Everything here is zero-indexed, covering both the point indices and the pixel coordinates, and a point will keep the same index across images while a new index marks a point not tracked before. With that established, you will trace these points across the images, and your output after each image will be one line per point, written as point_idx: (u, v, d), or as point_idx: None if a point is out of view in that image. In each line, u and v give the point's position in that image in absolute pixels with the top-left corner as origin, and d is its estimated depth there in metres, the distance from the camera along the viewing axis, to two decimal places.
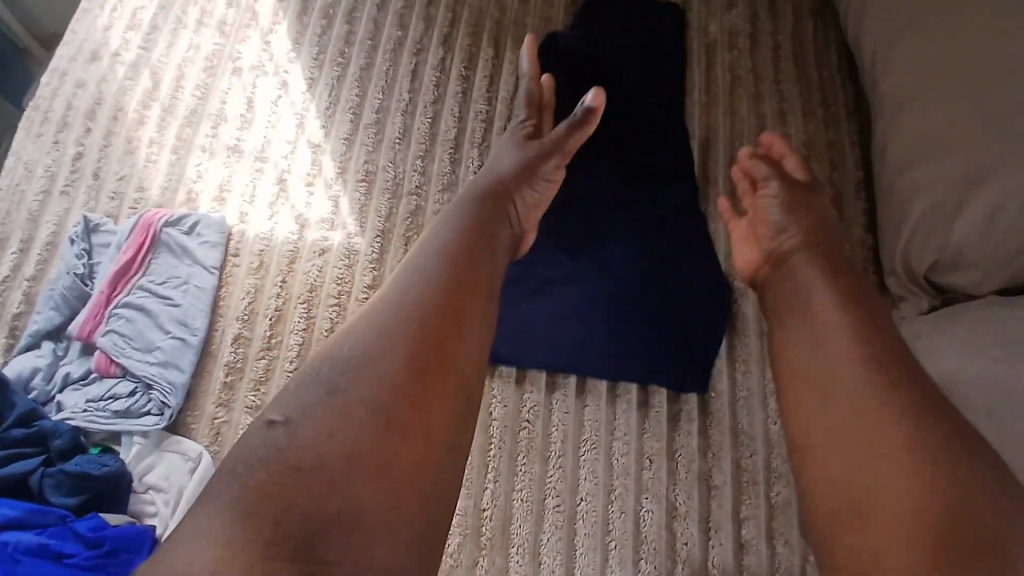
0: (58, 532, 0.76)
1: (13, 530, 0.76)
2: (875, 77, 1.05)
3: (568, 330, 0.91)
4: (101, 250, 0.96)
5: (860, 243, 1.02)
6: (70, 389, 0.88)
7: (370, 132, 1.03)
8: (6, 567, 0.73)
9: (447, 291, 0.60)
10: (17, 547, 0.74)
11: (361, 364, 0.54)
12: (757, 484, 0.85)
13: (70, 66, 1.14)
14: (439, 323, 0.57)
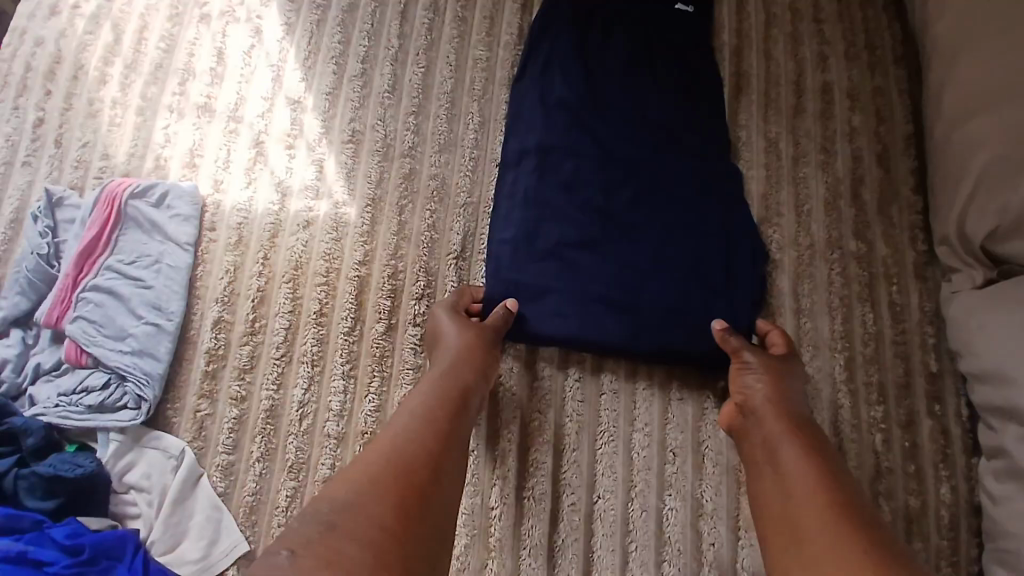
0: (33, 539, 0.68)
1: None
2: (930, 14, 0.91)
3: (592, 296, 0.81)
4: (67, 227, 0.87)
5: (909, 206, 0.91)
6: (42, 381, 0.81)
7: (356, 86, 0.91)
8: None
9: (439, 408, 0.64)
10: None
11: (353, 469, 0.56)
12: None
13: (22, 19, 1.02)
14: (434, 435, 0.61)
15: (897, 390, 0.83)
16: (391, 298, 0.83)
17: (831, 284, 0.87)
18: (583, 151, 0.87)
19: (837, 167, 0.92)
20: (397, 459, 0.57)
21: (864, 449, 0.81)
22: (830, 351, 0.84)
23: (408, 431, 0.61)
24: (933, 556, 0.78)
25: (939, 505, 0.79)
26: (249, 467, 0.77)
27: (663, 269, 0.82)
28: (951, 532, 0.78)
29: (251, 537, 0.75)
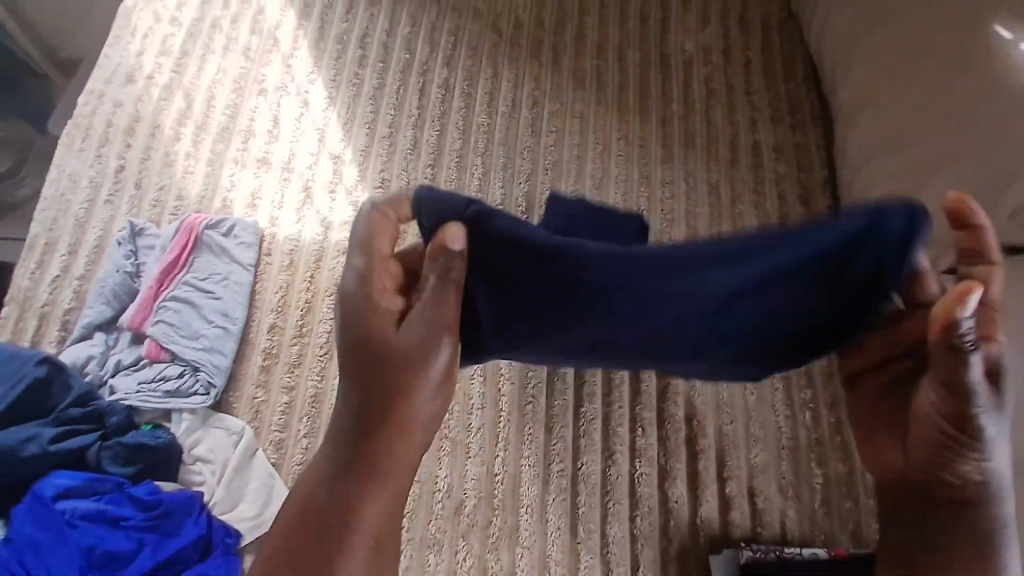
0: (113, 499, 0.87)
1: (74, 498, 0.86)
2: (836, 88, 1.21)
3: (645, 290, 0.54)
4: (146, 251, 1.07)
5: None
6: (122, 374, 0.98)
7: (385, 144, 1.15)
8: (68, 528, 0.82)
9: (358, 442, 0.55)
10: (75, 513, 0.84)
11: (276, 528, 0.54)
12: (738, 447, 0.96)
13: (101, 85, 1.26)
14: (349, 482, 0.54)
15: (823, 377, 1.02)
16: None
17: None
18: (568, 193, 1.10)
19: (767, 204, 1.16)
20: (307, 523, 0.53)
21: (798, 425, 0.97)
22: None
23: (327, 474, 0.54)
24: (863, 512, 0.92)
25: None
26: (297, 442, 0.95)
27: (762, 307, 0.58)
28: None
29: None
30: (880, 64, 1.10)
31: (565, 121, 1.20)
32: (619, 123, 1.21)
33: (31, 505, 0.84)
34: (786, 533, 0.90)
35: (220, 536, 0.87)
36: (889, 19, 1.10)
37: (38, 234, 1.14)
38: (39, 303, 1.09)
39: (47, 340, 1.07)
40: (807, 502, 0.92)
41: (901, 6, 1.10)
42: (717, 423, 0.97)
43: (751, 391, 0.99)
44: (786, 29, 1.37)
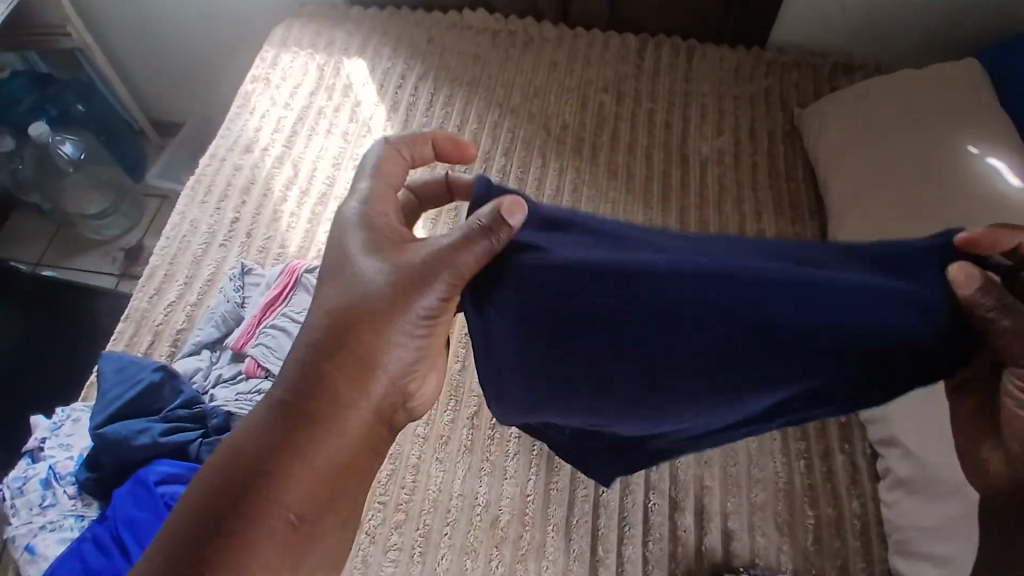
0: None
1: (172, 483, 1.01)
2: (829, 191, 1.45)
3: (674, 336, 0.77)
4: (251, 286, 1.30)
5: None
6: (221, 385, 1.18)
7: (450, 216, 1.41)
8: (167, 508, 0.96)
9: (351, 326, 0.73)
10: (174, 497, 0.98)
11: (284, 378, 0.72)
12: (740, 487, 1.10)
13: (224, 152, 1.55)
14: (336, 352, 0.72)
15: (817, 432, 1.17)
16: (464, 348, 1.23)
17: None
18: None
19: None
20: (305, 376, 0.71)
21: (794, 472, 1.12)
22: None
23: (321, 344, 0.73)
24: (851, 554, 1.05)
25: (853, 517, 1.08)
26: None
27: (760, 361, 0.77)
28: (863, 537, 1.06)
29: (359, 502, 1.07)
30: (866, 180, 1.36)
31: (599, 205, 1.44)
32: (645, 208, 1.44)
33: (135, 487, 0.99)
34: (781, 564, 1.03)
35: None
36: (877, 149, 1.39)
37: (161, 267, 1.39)
38: (154, 322, 1.31)
39: (157, 353, 1.28)
40: (800, 538, 1.06)
41: (885, 140, 1.39)
42: (722, 465, 1.12)
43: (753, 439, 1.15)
44: (790, 140, 1.63)
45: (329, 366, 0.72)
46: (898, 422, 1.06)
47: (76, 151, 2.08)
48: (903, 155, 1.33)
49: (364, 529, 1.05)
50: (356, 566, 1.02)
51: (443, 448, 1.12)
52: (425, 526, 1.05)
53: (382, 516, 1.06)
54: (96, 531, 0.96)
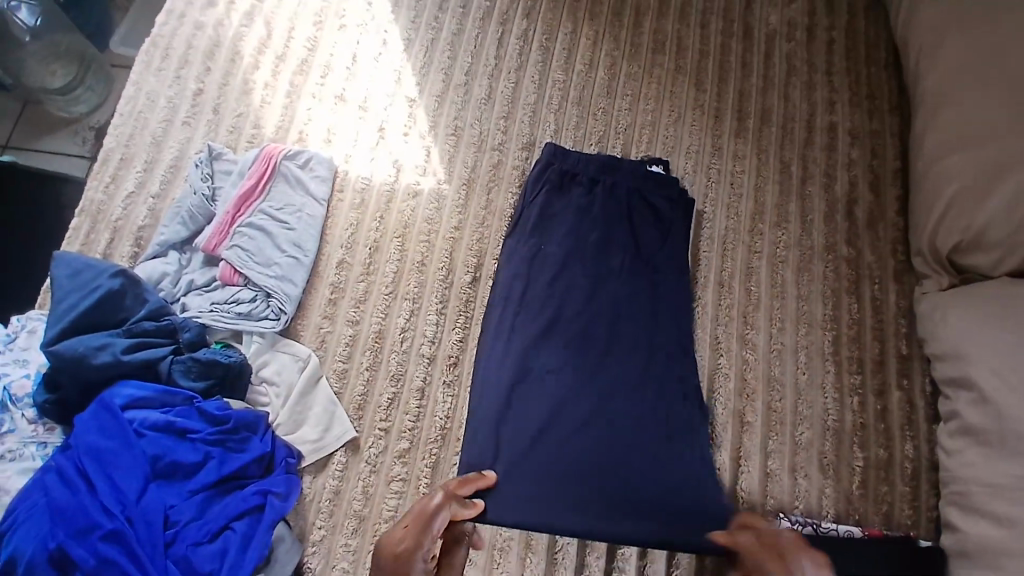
0: (182, 412, 0.91)
1: (142, 408, 0.90)
2: (918, 80, 1.15)
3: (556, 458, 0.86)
4: (223, 175, 1.09)
5: (890, 225, 1.13)
6: (194, 294, 1.02)
7: (459, 92, 1.14)
8: (132, 439, 0.87)
9: None
10: (144, 423, 0.88)
11: None
12: (783, 424, 0.98)
13: (182, 5, 1.25)
14: None
15: (873, 365, 1.03)
16: (476, 257, 1.03)
17: (825, 277, 1.06)
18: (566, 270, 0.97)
19: (838, 187, 1.13)
20: None
21: (843, 409, 1.00)
22: (822, 329, 1.03)
23: None
24: (897, 499, 0.95)
25: (904, 459, 0.97)
26: (359, 374, 0.98)
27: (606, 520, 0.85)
28: (913, 482, 0.96)
29: (357, 428, 0.95)
30: (964, 69, 1.06)
31: (642, 85, 1.17)
32: (696, 91, 1.17)
33: (97, 413, 0.88)
34: (820, 506, 0.95)
35: (282, 456, 0.92)
36: (978, 32, 1.07)
37: (115, 149, 1.17)
38: (113, 217, 1.12)
39: (118, 254, 1.10)
40: (844, 481, 0.97)
41: (992, 17, 1.06)
42: (766, 401, 0.99)
43: (802, 372, 1.00)
44: (876, 10, 1.31)
45: None
46: (977, 362, 0.89)
47: (34, 18, 1.55)
48: (1011, 40, 1.02)
49: (364, 456, 0.94)
50: (355, 497, 0.92)
51: (450, 373, 0.98)
52: (432, 458, 0.93)
53: (383, 446, 0.94)
54: (58, 460, 0.85)
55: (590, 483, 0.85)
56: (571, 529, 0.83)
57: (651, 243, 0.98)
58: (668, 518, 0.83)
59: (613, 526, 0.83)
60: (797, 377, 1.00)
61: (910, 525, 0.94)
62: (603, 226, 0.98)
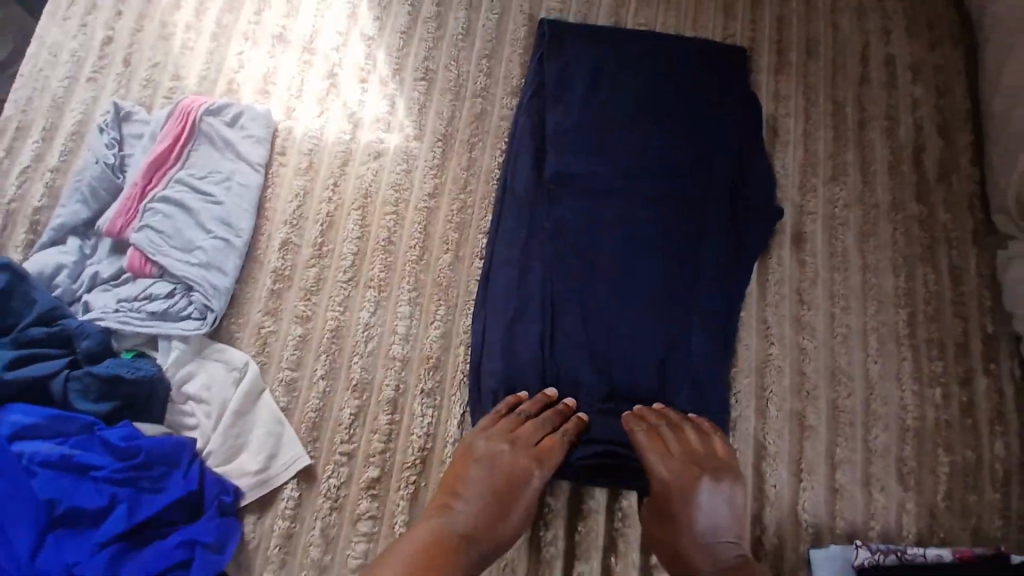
0: (81, 442, 0.70)
1: (33, 439, 0.69)
2: (985, 8, 0.89)
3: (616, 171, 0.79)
4: (133, 140, 0.87)
5: (961, 178, 0.89)
6: (99, 290, 0.80)
7: (430, 27, 0.91)
8: (23, 478, 0.66)
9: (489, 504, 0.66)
10: (35, 460, 0.68)
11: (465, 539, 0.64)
12: (854, 426, 0.77)
13: None
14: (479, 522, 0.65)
15: (955, 349, 0.81)
16: (459, 231, 0.81)
17: (895, 242, 0.85)
18: (614, 160, 0.79)
19: (902, 132, 0.91)
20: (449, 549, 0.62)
21: (925, 405, 0.79)
22: (894, 306, 0.82)
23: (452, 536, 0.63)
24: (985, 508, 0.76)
25: (993, 460, 0.77)
26: (312, 383, 0.76)
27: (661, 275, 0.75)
28: (1005, 489, 0.76)
29: (312, 453, 0.74)
30: None
31: (660, 12, 0.95)
32: (724, 18, 0.95)
33: None
34: (898, 527, 0.75)
35: (212, 494, 0.70)
36: None
37: (11, 115, 0.93)
38: (5, 199, 0.89)
39: (11, 244, 0.87)
40: (925, 490, 0.76)
41: None
42: (831, 397, 0.78)
43: (874, 359, 0.80)
44: None
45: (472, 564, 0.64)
46: None
47: None
48: None
49: (320, 490, 0.72)
50: (313, 542, 0.71)
51: (429, 381, 0.76)
52: (410, 486, 0.72)
53: (345, 475, 0.73)
54: None
55: (644, 224, 0.77)
56: (609, 226, 0.77)
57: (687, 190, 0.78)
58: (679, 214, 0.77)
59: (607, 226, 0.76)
60: (868, 368, 0.79)
61: (1000, 540, 0.74)
62: (668, 139, 0.80)
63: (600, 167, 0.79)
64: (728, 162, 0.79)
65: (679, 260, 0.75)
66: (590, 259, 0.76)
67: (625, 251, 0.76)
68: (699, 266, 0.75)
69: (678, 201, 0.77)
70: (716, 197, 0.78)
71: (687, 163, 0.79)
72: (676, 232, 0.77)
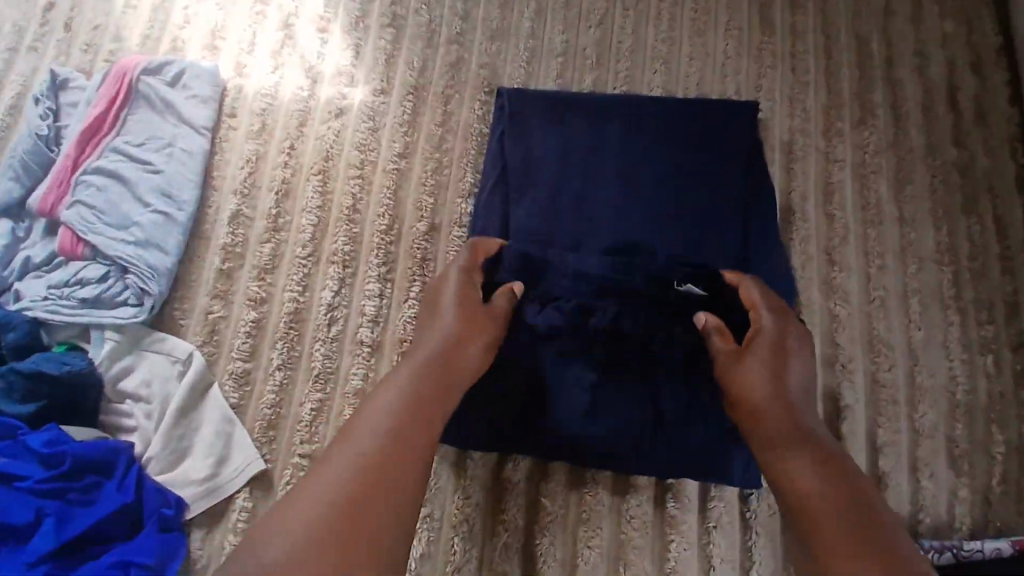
0: (5, 450, 0.60)
1: None
2: None
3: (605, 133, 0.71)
4: (70, 110, 0.77)
5: (1005, 117, 0.78)
6: (30, 277, 0.69)
7: None
8: None
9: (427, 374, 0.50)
10: None
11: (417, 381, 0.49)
12: (897, 404, 0.67)
13: None
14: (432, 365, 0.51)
15: (1008, 311, 0.70)
16: (433, 195, 0.71)
17: (933, 191, 0.74)
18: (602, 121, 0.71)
19: (936, 67, 0.80)
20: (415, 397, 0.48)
21: (977, 376, 0.68)
22: (936, 265, 0.71)
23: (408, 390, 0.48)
24: None
25: None
26: (268, 375, 0.66)
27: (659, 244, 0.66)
28: None
29: (268, 456, 0.63)
30: None
31: None
32: None
33: None
34: (952, 521, 0.64)
35: (153, 507, 0.60)
36: None
37: None
38: None
39: None
40: (983, 477, 0.65)
41: None
42: (869, 370, 0.67)
43: (917, 325, 0.69)
44: None
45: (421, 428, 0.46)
46: None
47: None
48: None
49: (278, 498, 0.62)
50: None
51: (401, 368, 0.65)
52: None
53: None
54: None
55: (639, 189, 0.69)
56: (599, 192, 0.68)
57: (687, 146, 0.70)
58: (677, 177, 0.69)
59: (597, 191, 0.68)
60: (911, 336, 0.69)
61: None
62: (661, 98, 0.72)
63: (586, 128, 0.71)
64: (732, 117, 0.71)
65: (679, 228, 0.67)
66: (581, 229, 0.67)
67: (619, 219, 0.67)
68: (702, 233, 0.67)
69: (676, 164, 0.69)
70: (718, 155, 0.69)
71: (685, 120, 0.71)
72: (677, 194, 0.68)
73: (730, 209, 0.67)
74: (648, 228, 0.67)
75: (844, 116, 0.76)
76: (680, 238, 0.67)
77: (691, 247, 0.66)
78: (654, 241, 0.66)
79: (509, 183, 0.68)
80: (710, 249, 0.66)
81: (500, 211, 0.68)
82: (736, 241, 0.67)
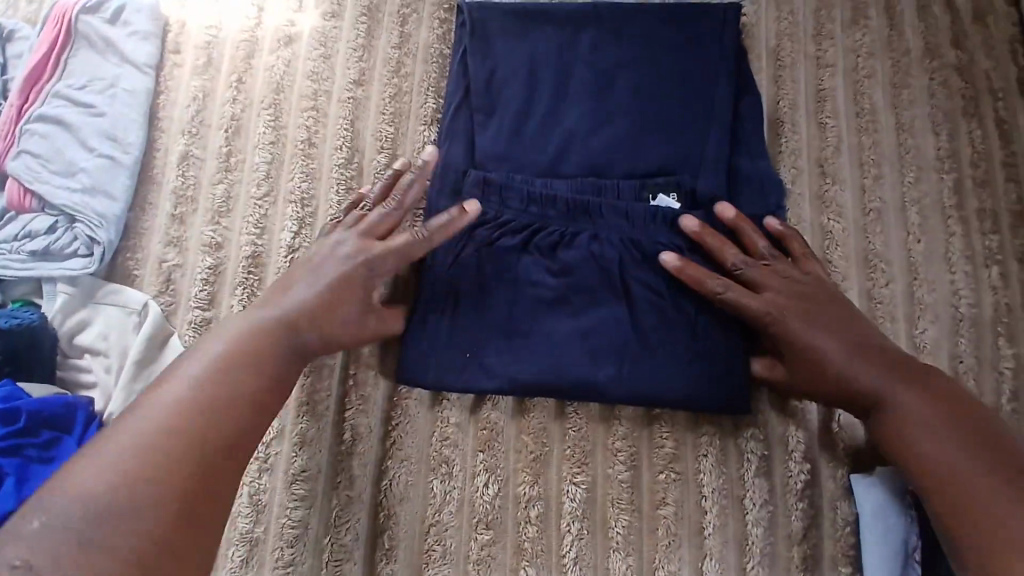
0: None
1: None
2: None
3: (573, 45, 0.65)
4: (17, 63, 0.70)
5: (1005, 16, 0.71)
6: None
7: None
8: None
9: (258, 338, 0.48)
10: None
11: (256, 349, 0.47)
12: (896, 322, 0.63)
13: None
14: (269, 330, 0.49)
15: (1014, 218, 0.65)
16: (394, 123, 0.66)
17: (934, 93, 0.68)
18: (569, 32, 0.66)
19: None
20: (247, 366, 0.46)
21: (982, 288, 0.64)
22: (936, 174, 0.66)
23: (240, 360, 0.46)
24: None
25: None
26: (230, 323, 0.62)
27: (637, 161, 0.62)
28: None
29: None
30: None
31: None
32: None
33: None
34: None
35: None
36: None
37: None
38: None
39: None
40: (990, 393, 0.61)
41: None
42: (865, 287, 0.63)
43: (916, 238, 0.65)
44: None
45: (234, 394, 0.44)
46: None
47: None
48: None
49: None
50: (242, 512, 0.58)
51: None
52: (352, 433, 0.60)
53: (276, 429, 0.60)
54: None
55: (613, 103, 0.64)
56: (569, 109, 0.64)
57: (664, 55, 0.65)
58: (654, 88, 0.64)
59: (567, 109, 0.64)
60: (909, 250, 0.64)
61: None
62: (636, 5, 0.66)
63: (552, 40, 0.65)
64: (713, 19, 0.65)
65: (658, 142, 0.62)
66: (549, 150, 0.63)
67: (592, 137, 0.63)
68: (682, 145, 0.62)
69: (653, 74, 0.64)
70: (698, 62, 0.64)
71: (661, 26, 0.65)
72: (655, 106, 0.63)
73: (713, 119, 0.62)
74: (623, 145, 0.62)
75: (835, 18, 0.70)
76: (659, 153, 0.62)
77: (670, 162, 0.62)
78: (630, 158, 0.62)
79: (472, 104, 0.64)
80: (691, 162, 0.62)
81: (465, 133, 0.63)
82: (720, 151, 0.62)
